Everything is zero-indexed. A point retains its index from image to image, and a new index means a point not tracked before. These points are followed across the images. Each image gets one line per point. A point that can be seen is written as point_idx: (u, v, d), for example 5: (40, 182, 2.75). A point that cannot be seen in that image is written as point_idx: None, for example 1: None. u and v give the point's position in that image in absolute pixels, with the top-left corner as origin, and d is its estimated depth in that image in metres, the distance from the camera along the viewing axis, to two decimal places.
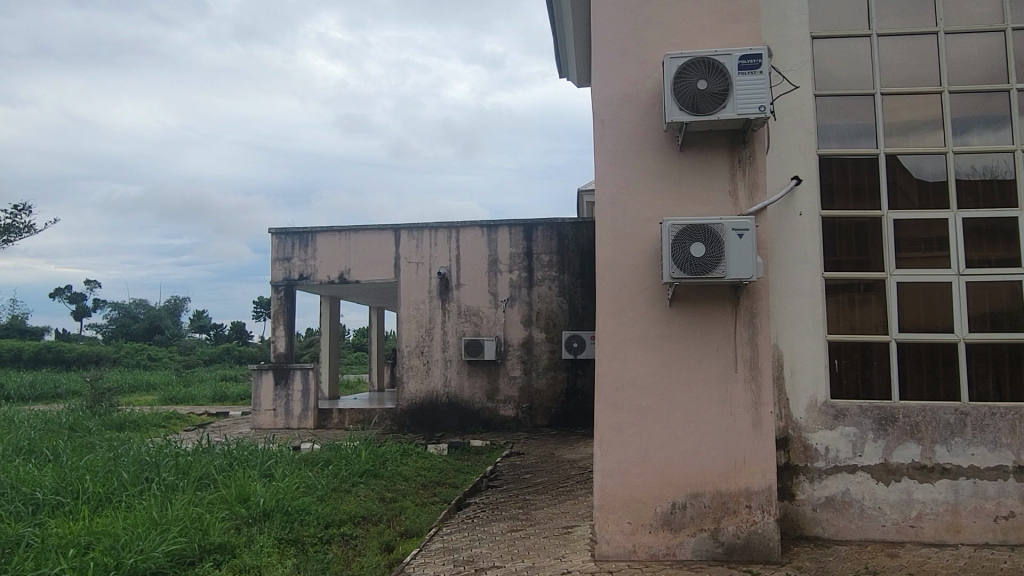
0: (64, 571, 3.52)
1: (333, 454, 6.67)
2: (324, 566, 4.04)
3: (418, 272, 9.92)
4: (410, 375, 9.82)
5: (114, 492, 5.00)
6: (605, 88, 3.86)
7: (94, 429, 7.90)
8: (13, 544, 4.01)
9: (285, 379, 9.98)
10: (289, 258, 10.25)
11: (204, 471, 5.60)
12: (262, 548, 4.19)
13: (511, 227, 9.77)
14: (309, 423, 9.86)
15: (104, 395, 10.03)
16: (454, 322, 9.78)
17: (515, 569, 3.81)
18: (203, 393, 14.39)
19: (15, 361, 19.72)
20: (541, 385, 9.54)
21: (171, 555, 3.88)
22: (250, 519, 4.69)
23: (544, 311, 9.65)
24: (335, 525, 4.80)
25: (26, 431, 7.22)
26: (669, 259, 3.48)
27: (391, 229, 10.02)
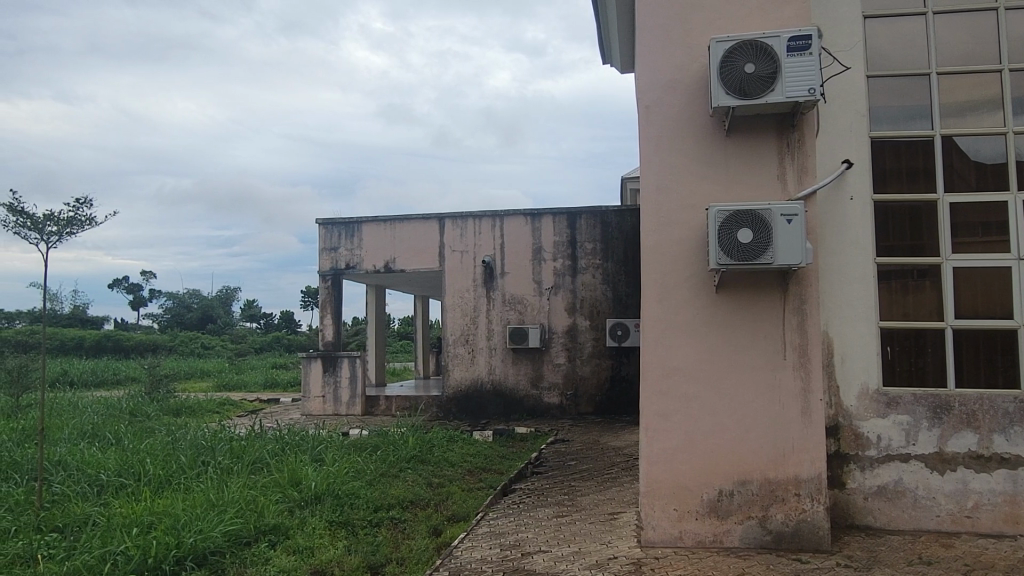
0: (130, 548, 3.66)
1: (381, 440, 6.79)
2: (375, 548, 4.14)
3: (463, 261, 9.99)
4: (455, 362, 9.91)
5: (174, 474, 5.20)
6: (651, 74, 3.82)
7: (153, 415, 8.19)
8: (80, 523, 4.20)
9: (333, 367, 10.17)
10: (336, 248, 10.42)
11: (258, 455, 5.77)
12: (314, 530, 4.31)
13: (555, 215, 9.77)
14: (357, 410, 10.05)
15: (161, 381, 10.39)
16: (498, 311, 9.84)
17: (562, 554, 3.85)
18: (255, 379, 14.77)
19: (77, 349, 20.52)
20: (585, 373, 9.55)
21: (228, 535, 4.02)
22: (302, 502, 4.82)
23: (588, 298, 9.64)
24: (384, 508, 4.90)
25: (90, 416, 7.53)
26: (715, 245, 3.45)
27: (435, 218, 10.11)
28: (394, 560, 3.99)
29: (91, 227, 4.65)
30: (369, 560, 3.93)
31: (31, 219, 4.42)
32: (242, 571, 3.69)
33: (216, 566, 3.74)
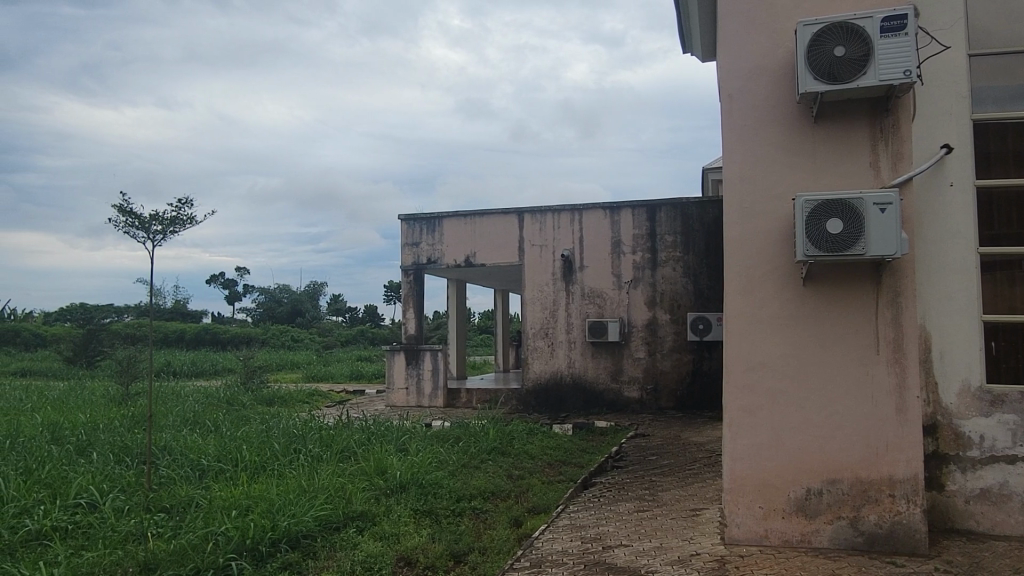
0: (230, 529, 3.87)
1: (462, 431, 6.91)
2: (458, 537, 4.23)
3: (542, 255, 10.02)
4: (535, 356, 9.95)
5: (268, 461, 5.45)
6: (734, 62, 3.73)
7: (248, 404, 8.60)
8: (185, 504, 4.48)
9: (416, 359, 10.41)
10: (418, 243, 10.63)
11: (346, 444, 5.99)
12: (400, 518, 4.44)
13: (635, 208, 9.66)
14: (439, 401, 10.25)
15: (255, 372, 10.89)
16: (577, 305, 9.82)
17: (643, 549, 3.83)
18: (341, 371, 15.27)
19: (178, 341, 21.74)
20: (666, 367, 9.42)
21: (319, 520, 4.19)
22: (387, 490, 4.98)
23: (668, 292, 9.51)
24: (466, 498, 5.00)
25: (192, 404, 7.98)
26: (803, 236, 3.34)
27: (514, 213, 10.17)
28: (476, 549, 4.07)
29: (192, 226, 4.91)
30: (452, 548, 4.02)
31: (138, 219, 4.71)
32: (333, 555, 3.85)
33: (308, 548, 3.92)
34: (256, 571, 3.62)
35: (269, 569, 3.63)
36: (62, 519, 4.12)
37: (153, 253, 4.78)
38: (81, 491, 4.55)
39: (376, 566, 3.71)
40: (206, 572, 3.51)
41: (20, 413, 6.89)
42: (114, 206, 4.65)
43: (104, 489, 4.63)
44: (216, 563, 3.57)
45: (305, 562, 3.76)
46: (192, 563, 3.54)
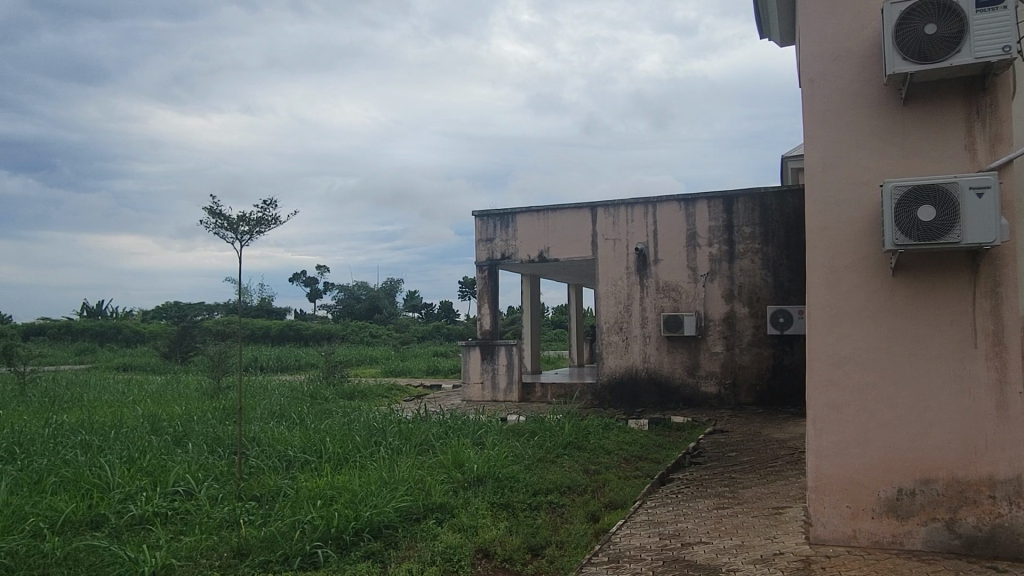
0: (316, 518, 4.02)
1: (538, 426, 6.94)
2: (535, 530, 4.27)
3: (615, 249, 9.93)
4: (609, 351, 9.87)
5: (350, 453, 5.62)
6: (815, 44, 3.60)
7: (330, 398, 8.88)
8: (273, 493, 4.67)
9: (491, 354, 10.50)
10: (492, 239, 10.69)
11: (424, 438, 6.11)
12: (477, 510, 4.51)
13: (711, 199, 9.45)
14: (514, 396, 10.32)
15: (336, 367, 11.22)
16: (652, 299, 9.70)
17: (724, 547, 3.76)
18: (419, 366, 15.57)
19: (264, 337, 22.64)
20: (745, 361, 9.19)
21: (400, 511, 4.30)
22: (465, 483, 5.05)
23: (746, 284, 9.27)
24: (543, 492, 5.03)
25: (278, 398, 8.30)
26: (891, 224, 3.20)
27: (587, 207, 10.11)
28: (553, 543, 4.10)
29: (277, 227, 5.11)
30: (529, 542, 4.05)
31: (227, 220, 4.93)
32: (413, 545, 3.94)
33: (390, 538, 4.02)
34: (341, 558, 3.74)
35: (353, 557, 3.75)
36: (163, 504, 4.37)
37: (241, 253, 4.99)
38: (179, 479, 4.81)
39: (456, 557, 3.78)
40: (295, 558, 3.66)
41: (122, 406, 7.32)
42: (205, 209, 4.89)
43: (200, 478, 4.88)
44: (304, 550, 3.72)
45: (387, 551, 3.86)
46: (282, 550, 3.70)
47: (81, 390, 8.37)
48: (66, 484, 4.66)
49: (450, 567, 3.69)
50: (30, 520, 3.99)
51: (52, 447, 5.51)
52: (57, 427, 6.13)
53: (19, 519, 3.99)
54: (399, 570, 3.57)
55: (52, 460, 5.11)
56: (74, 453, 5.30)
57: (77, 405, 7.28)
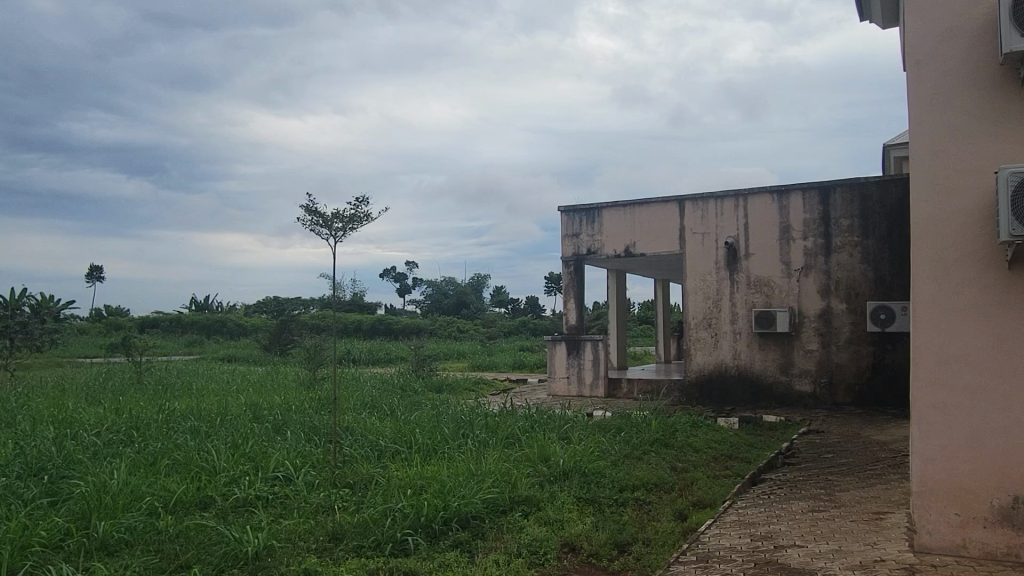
0: (406, 507, 4.12)
1: (624, 422, 6.88)
2: (622, 527, 4.24)
3: (704, 243, 9.70)
4: (697, 347, 9.66)
5: (438, 445, 5.75)
6: (921, 24, 3.41)
7: (419, 390, 9.10)
8: (366, 481, 4.84)
9: (577, 350, 10.47)
10: (578, 234, 10.64)
11: (511, 431, 6.17)
12: (563, 504, 4.52)
13: (806, 190, 9.08)
14: (600, 391, 10.27)
15: (424, 360, 11.47)
16: (743, 294, 9.43)
17: (820, 552, 3.62)
18: (505, 361, 15.72)
19: (357, 331, 23.41)
20: (842, 360, 8.81)
21: (487, 502, 4.37)
22: (551, 477, 5.08)
23: (844, 279, 8.87)
24: (629, 489, 4.98)
25: (371, 390, 8.57)
26: (1007, 214, 2.99)
27: (675, 200, 9.91)
28: (639, 540, 4.07)
29: (369, 222, 5.27)
30: (616, 538, 4.04)
31: (323, 217, 5.13)
32: (500, 537, 4.00)
33: (477, 529, 4.09)
34: (430, 547, 3.84)
35: (442, 545, 3.84)
36: (264, 489, 4.60)
37: (336, 248, 5.18)
38: (279, 465, 5.05)
39: (542, 550, 3.81)
40: (386, 545, 3.77)
41: (227, 395, 7.73)
42: (302, 206, 5.10)
43: (298, 464, 5.11)
44: (395, 537, 3.83)
45: (475, 541, 3.93)
46: (374, 536, 3.83)
47: (191, 379, 8.89)
48: (177, 467, 4.97)
49: (537, 559, 3.72)
50: (146, 499, 4.28)
51: (166, 432, 5.89)
52: (169, 413, 6.54)
53: (136, 498, 4.29)
54: (487, 560, 3.62)
55: (165, 444, 5.47)
56: (184, 437, 5.65)
57: (187, 393, 7.74)
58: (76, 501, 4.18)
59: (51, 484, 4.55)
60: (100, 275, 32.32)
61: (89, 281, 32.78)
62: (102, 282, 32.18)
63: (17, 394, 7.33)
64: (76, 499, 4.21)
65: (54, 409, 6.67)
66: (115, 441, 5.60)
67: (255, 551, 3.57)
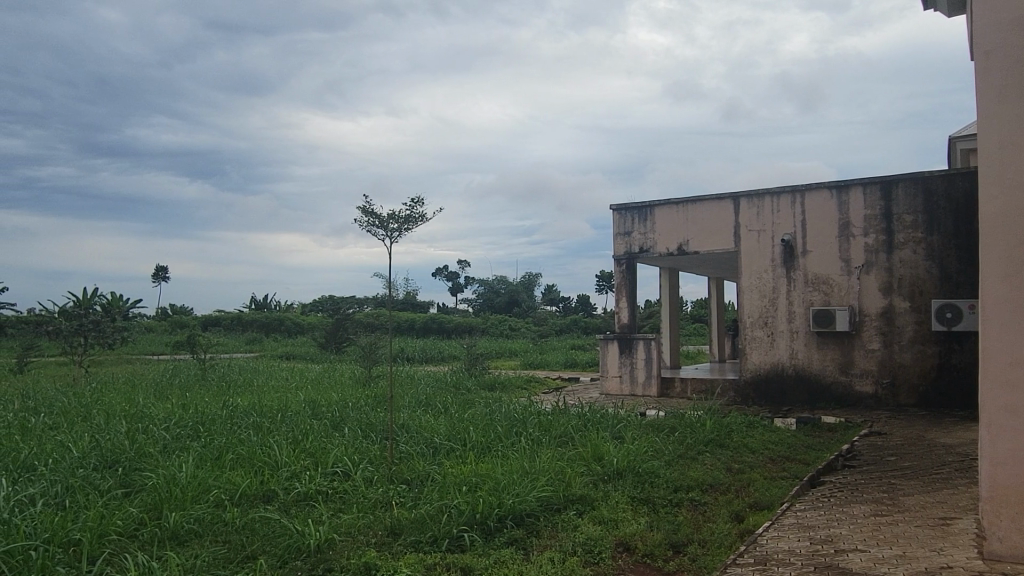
0: (462, 503, 4.18)
1: (678, 422, 6.82)
2: (676, 527, 4.22)
3: (760, 241, 9.52)
4: (753, 346, 9.50)
5: (492, 443, 5.81)
6: (991, 14, 3.30)
7: (472, 388, 9.18)
8: (422, 477, 4.93)
9: (629, 348, 10.41)
10: (630, 232, 10.57)
11: (564, 430, 6.19)
12: (617, 504, 4.52)
13: (867, 186, 8.83)
14: (653, 391, 10.19)
15: (477, 358, 11.57)
16: (801, 292, 9.23)
17: (882, 556, 3.54)
18: (557, 359, 15.72)
19: (410, 329, 23.74)
20: (906, 360, 8.55)
21: (541, 500, 4.40)
22: (605, 476, 5.08)
23: (907, 277, 8.60)
24: (683, 489, 4.95)
25: (425, 388, 8.70)
26: None
27: (730, 197, 9.76)
28: (695, 541, 4.04)
29: (423, 223, 5.36)
30: (671, 539, 4.02)
31: (379, 218, 5.24)
32: (555, 535, 4.02)
33: (532, 527, 4.13)
34: (486, 543, 3.89)
35: (497, 542, 3.89)
36: (324, 484, 4.72)
37: (391, 248, 5.28)
38: (337, 460, 5.17)
39: (597, 549, 3.82)
40: (443, 540, 3.84)
41: (287, 391, 7.96)
42: (358, 207, 5.22)
43: (356, 460, 5.23)
44: (451, 533, 3.90)
45: (529, 538, 3.97)
46: (431, 532, 3.90)
47: (252, 376, 9.17)
48: (241, 461, 5.15)
49: (591, 558, 3.74)
50: (213, 491, 4.44)
51: (230, 427, 6.10)
52: (233, 409, 6.77)
53: (204, 490, 4.46)
54: (542, 558, 3.65)
55: (229, 439, 5.67)
56: (248, 433, 5.85)
57: (249, 390, 7.99)
58: (148, 493, 4.37)
59: (124, 476, 4.77)
60: (165, 275, 33.53)
61: (155, 281, 34.03)
62: (167, 281, 33.41)
63: (91, 389, 7.68)
64: (148, 490, 4.40)
65: (125, 403, 6.97)
66: (183, 435, 5.83)
67: (317, 544, 3.68)
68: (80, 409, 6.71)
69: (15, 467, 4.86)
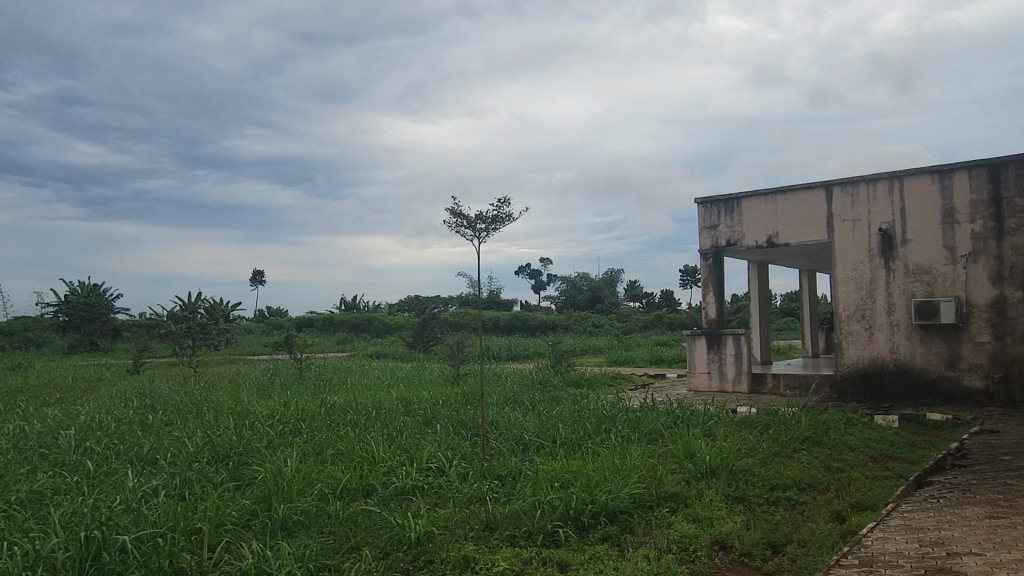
0: (555, 499, 4.22)
1: (772, 419, 6.64)
2: (775, 526, 4.13)
3: (855, 231, 9.14)
4: (850, 340, 9.12)
5: (581, 439, 5.83)
6: None
7: (559, 386, 9.22)
8: (514, 474, 5.02)
9: (718, 344, 10.18)
10: (716, 226, 10.35)
11: (653, 427, 6.14)
12: (712, 502, 4.46)
13: (973, 169, 8.35)
14: (744, 387, 9.95)
15: (562, 356, 11.58)
16: (901, 283, 8.81)
17: (1001, 561, 3.38)
18: (642, 356, 15.55)
19: (495, 327, 24.03)
20: (1020, 353, 8.07)
21: (634, 497, 4.39)
22: (698, 473, 5.01)
23: (1020, 265, 8.10)
24: (780, 488, 4.83)
25: (512, 385, 8.80)
26: None
27: (822, 186, 9.41)
28: (795, 541, 3.95)
29: (511, 222, 5.43)
30: (770, 538, 3.94)
31: (467, 220, 5.35)
32: (650, 532, 4.02)
33: (626, 523, 4.14)
34: (580, 539, 3.92)
35: (592, 538, 3.91)
36: (420, 479, 4.86)
37: (480, 248, 5.39)
38: (432, 456, 5.31)
39: (692, 547, 3.79)
40: (538, 535, 3.90)
41: (380, 389, 8.22)
42: (447, 209, 5.35)
43: (449, 456, 5.36)
44: (546, 529, 3.94)
45: (624, 535, 3.97)
46: (526, 527, 3.96)
47: (347, 375, 9.51)
48: (342, 456, 5.37)
49: (687, 556, 3.71)
50: (317, 485, 4.65)
51: (329, 424, 6.37)
52: (330, 407, 7.05)
53: (309, 484, 4.68)
54: (637, 555, 3.66)
55: (329, 435, 5.91)
56: (346, 429, 6.09)
57: (344, 388, 8.32)
58: (257, 486, 4.62)
59: (235, 470, 5.06)
60: (260, 279, 35.14)
61: (253, 286, 35.60)
62: (262, 282, 35.03)
63: (200, 389, 8.16)
64: (257, 483, 4.66)
65: (232, 401, 7.37)
66: (286, 432, 6.12)
67: (417, 537, 3.80)
68: (191, 407, 7.15)
69: (139, 460, 5.24)
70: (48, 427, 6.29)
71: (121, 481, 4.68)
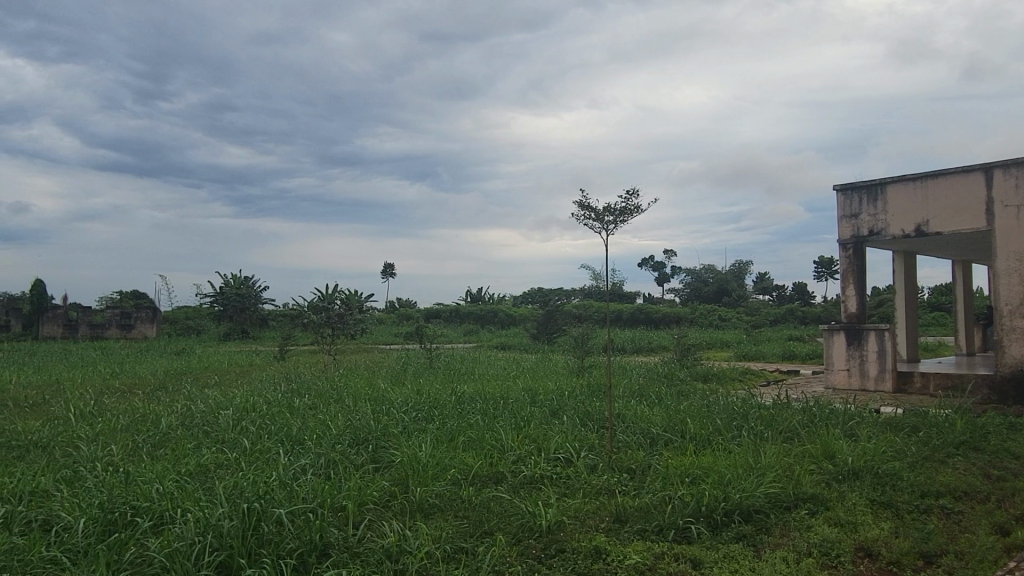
0: (686, 495, 4.16)
1: (921, 420, 6.21)
2: (927, 535, 3.87)
3: (1020, 217, 8.32)
4: (1013, 338, 8.33)
5: (712, 435, 5.69)
6: None
7: (685, 380, 9.03)
8: (643, 467, 4.98)
9: (858, 340, 9.59)
10: (857, 214, 9.74)
11: (788, 425, 5.90)
12: (856, 506, 4.23)
13: None
14: (887, 386, 9.33)
15: (689, 350, 11.33)
16: None
17: None
18: (774, 351, 14.90)
19: (618, 320, 23.83)
20: None
21: (770, 497, 4.25)
22: (839, 475, 4.76)
23: None
24: (932, 495, 4.51)
25: (637, 378, 8.72)
26: None
27: (980, 169, 8.64)
28: (951, 552, 3.69)
29: (638, 213, 5.37)
30: (921, 547, 3.69)
31: (595, 212, 5.35)
32: (788, 535, 3.86)
33: (761, 523, 4.00)
34: (713, 537, 3.84)
35: (725, 537, 3.82)
36: (548, 469, 4.93)
37: (608, 240, 5.38)
38: (559, 447, 5.37)
39: (834, 552, 3.62)
40: (669, 530, 3.86)
41: (506, 379, 8.39)
42: (576, 202, 5.38)
43: (577, 448, 5.38)
44: (677, 524, 3.90)
45: (759, 535, 3.84)
46: (656, 521, 3.93)
47: (474, 365, 9.77)
48: (473, 443, 5.54)
49: (829, 561, 3.56)
50: (450, 470, 4.82)
51: (459, 412, 6.57)
52: (460, 396, 7.27)
53: (442, 468, 4.86)
54: (774, 557, 3.54)
55: (460, 423, 6.10)
56: (476, 418, 6.26)
57: (473, 378, 8.54)
58: (395, 468, 4.84)
59: (374, 453, 5.34)
60: (389, 271, 36.69)
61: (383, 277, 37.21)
62: (391, 273, 36.55)
63: (339, 375, 8.65)
64: (395, 466, 4.89)
65: (369, 388, 7.77)
66: (420, 418, 6.38)
67: (548, 525, 3.87)
68: (332, 392, 7.60)
69: (288, 440, 5.64)
70: (209, 407, 6.88)
71: (274, 458, 5.07)
